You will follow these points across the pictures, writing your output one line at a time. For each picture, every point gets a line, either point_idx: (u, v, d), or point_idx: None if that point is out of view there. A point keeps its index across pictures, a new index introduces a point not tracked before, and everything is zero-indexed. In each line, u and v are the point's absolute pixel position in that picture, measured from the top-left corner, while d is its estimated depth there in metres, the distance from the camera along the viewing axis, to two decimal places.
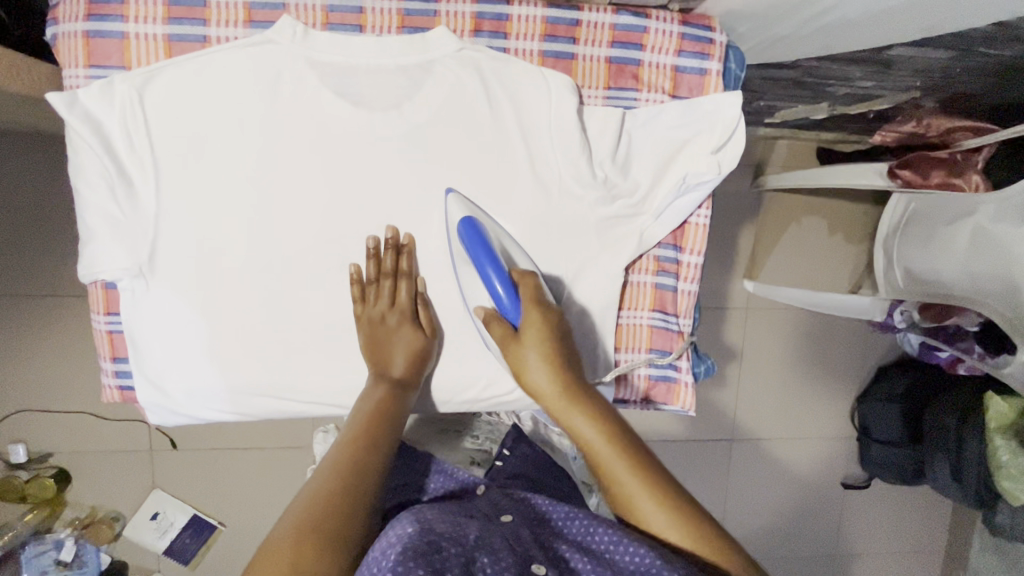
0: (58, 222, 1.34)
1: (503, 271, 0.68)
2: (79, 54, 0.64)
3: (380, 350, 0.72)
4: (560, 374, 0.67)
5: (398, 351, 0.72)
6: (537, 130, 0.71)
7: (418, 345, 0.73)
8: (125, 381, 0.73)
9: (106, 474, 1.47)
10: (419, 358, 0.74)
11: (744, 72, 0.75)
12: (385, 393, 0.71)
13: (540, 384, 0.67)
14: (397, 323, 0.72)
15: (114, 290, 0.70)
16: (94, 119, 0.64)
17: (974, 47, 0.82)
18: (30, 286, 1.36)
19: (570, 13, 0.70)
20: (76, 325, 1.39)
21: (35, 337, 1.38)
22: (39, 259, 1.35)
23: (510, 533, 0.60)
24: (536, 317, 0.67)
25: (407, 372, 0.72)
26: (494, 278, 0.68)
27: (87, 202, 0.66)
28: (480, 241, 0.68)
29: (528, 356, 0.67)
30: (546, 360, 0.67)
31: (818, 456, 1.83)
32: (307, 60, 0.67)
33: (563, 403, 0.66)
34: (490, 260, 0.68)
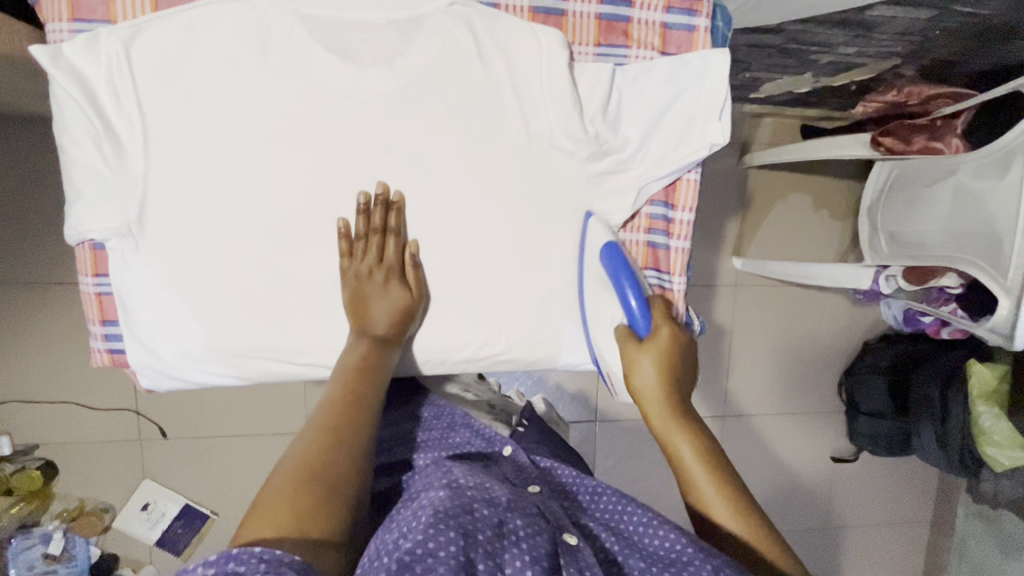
0: (39, 206, 1.31)
1: (638, 288, 0.72)
2: (62, 7, 0.63)
3: (362, 310, 0.72)
4: (669, 385, 0.68)
5: (379, 309, 0.72)
6: (528, 87, 0.72)
7: (403, 304, 0.73)
8: (115, 344, 0.72)
9: (95, 465, 1.45)
10: (402, 316, 0.73)
11: (731, 30, 0.77)
12: (366, 347, 0.71)
13: (644, 386, 0.69)
14: (381, 280, 0.72)
15: (102, 250, 0.69)
16: (79, 74, 0.63)
17: (953, 5, 0.84)
18: (13, 272, 1.33)
19: None
20: (60, 312, 1.36)
21: (18, 325, 1.35)
22: (22, 245, 1.32)
23: (542, 499, 0.65)
24: (666, 333, 0.70)
25: (389, 328, 0.72)
26: (630, 291, 0.72)
27: (74, 159, 0.65)
28: (620, 257, 0.72)
29: (644, 361, 0.69)
30: (659, 369, 0.69)
31: (808, 431, 1.86)
32: (298, 14, 0.66)
33: (665, 417, 0.67)
34: (631, 278, 0.72)
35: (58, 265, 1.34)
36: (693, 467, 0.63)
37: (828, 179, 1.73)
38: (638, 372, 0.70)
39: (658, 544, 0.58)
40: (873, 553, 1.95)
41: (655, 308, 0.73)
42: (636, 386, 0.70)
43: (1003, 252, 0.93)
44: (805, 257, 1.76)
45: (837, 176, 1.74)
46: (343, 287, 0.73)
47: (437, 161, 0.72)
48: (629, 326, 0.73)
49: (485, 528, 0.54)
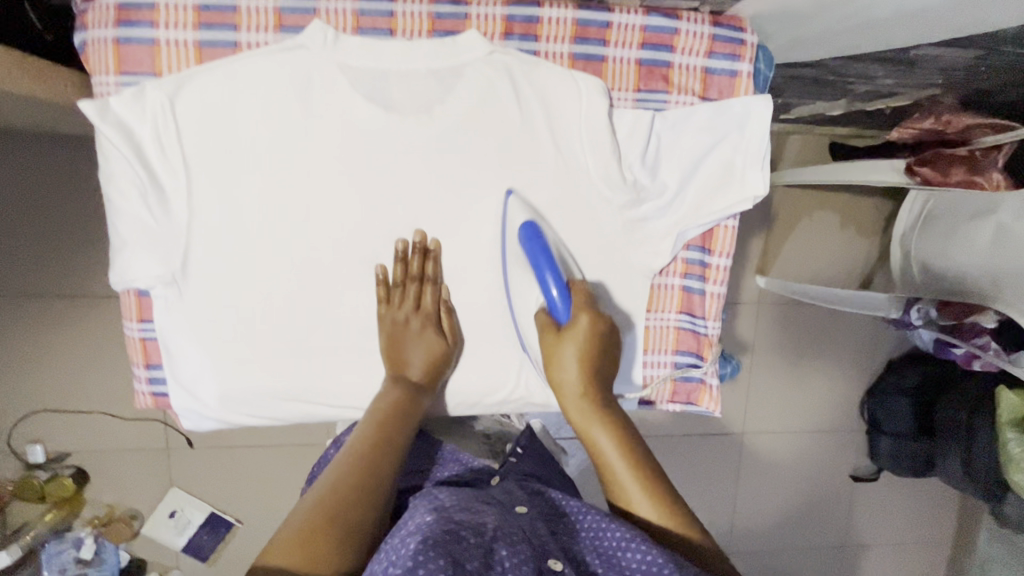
0: (68, 223, 1.33)
1: (561, 277, 0.68)
2: (109, 61, 0.64)
3: (399, 348, 0.73)
4: (590, 381, 0.69)
5: (416, 354, 0.73)
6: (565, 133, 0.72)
7: (437, 351, 0.74)
8: (158, 387, 0.73)
9: (124, 473, 1.48)
10: (433, 359, 0.74)
11: (772, 72, 0.75)
12: (400, 394, 0.71)
13: (565, 381, 0.70)
14: (417, 326, 0.72)
15: (147, 297, 0.70)
16: (125, 126, 0.64)
17: (1001, 45, 0.82)
18: (49, 286, 1.36)
19: (600, 15, 0.69)
20: (90, 326, 1.39)
21: (53, 337, 1.39)
22: (56, 262, 1.35)
23: (528, 522, 0.59)
24: (585, 323, 0.68)
25: (423, 375, 0.73)
26: (550, 280, 0.68)
27: (120, 210, 0.66)
28: (542, 247, 0.68)
29: (565, 353, 0.69)
30: (579, 364, 0.69)
31: (827, 450, 1.84)
32: (338, 64, 0.66)
33: (584, 406, 0.69)
34: (550, 264, 0.68)
35: (87, 281, 1.36)
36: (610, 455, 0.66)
37: (856, 197, 1.70)
38: (559, 367, 0.70)
39: (637, 558, 0.55)
40: (894, 571, 1.93)
41: (577, 293, 0.69)
42: (557, 379, 0.70)
43: None
44: (830, 276, 1.74)
45: (866, 194, 1.70)
46: (380, 325, 0.73)
47: (473, 206, 0.72)
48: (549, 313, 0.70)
49: (470, 555, 0.51)
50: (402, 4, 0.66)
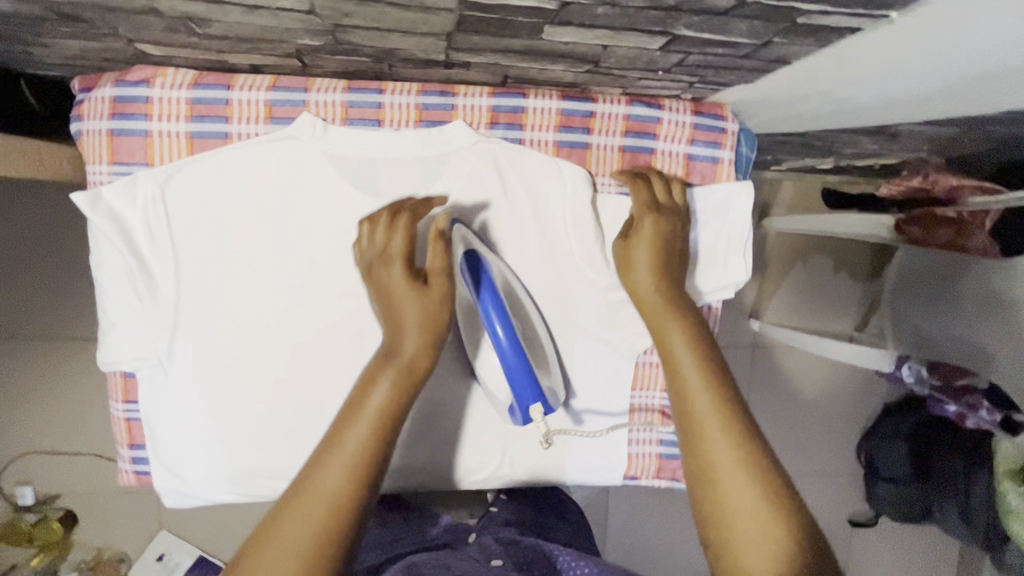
0: (52, 265, 1.30)
1: (506, 313, 0.66)
2: (103, 151, 0.66)
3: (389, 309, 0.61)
4: (662, 283, 0.67)
5: (408, 318, 0.59)
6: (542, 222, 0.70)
7: (422, 301, 0.60)
8: (142, 466, 0.74)
9: (111, 514, 1.45)
10: (432, 317, 0.60)
11: (755, 153, 0.76)
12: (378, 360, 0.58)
13: (641, 287, 0.67)
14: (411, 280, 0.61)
15: (133, 379, 0.71)
16: (116, 215, 0.66)
17: (981, 125, 0.83)
18: (34, 330, 1.33)
19: (584, 104, 0.71)
20: (77, 369, 1.36)
21: (36, 381, 1.36)
22: (39, 307, 1.32)
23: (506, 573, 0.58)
24: (650, 224, 0.68)
25: (411, 344, 0.59)
26: (495, 317, 0.66)
27: (109, 294, 0.68)
28: (487, 280, 0.66)
29: (638, 254, 0.67)
30: (651, 265, 0.67)
31: (826, 494, 1.81)
32: (327, 154, 0.68)
33: (664, 315, 0.65)
34: (495, 301, 0.66)
35: (73, 323, 1.33)
36: (693, 388, 0.60)
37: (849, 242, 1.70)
38: (636, 271, 0.67)
39: None
40: None
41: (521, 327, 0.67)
42: (632, 283, 0.68)
43: None
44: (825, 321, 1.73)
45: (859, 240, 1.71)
46: (371, 287, 0.63)
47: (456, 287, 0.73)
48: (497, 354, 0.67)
49: None
50: (390, 96, 0.68)
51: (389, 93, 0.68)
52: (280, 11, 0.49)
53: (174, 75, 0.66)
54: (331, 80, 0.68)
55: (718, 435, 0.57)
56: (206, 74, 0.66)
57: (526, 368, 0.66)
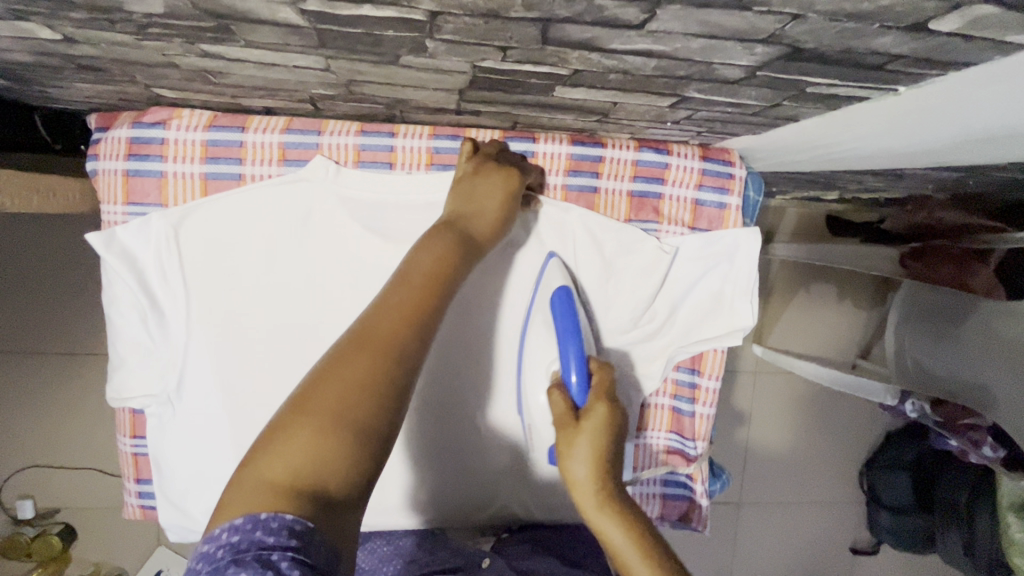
0: (51, 279, 1.27)
1: (582, 355, 0.65)
2: (118, 192, 0.68)
3: (466, 196, 0.62)
4: (604, 474, 0.60)
5: (489, 201, 0.62)
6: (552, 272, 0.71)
7: (509, 188, 0.64)
8: (147, 500, 0.76)
9: (108, 530, 1.40)
10: (504, 219, 0.63)
11: (763, 198, 0.77)
12: (454, 240, 0.57)
13: (578, 477, 0.61)
14: (501, 176, 0.64)
15: (141, 415, 0.73)
16: (129, 255, 0.68)
17: (988, 171, 0.83)
18: (28, 345, 1.29)
19: (593, 149, 0.72)
20: (76, 382, 1.32)
21: (33, 397, 1.32)
22: (33, 323, 1.28)
23: None
24: (602, 412, 0.62)
25: (489, 229, 0.61)
26: (571, 358, 0.65)
27: (120, 331, 0.69)
28: (571, 318, 0.67)
29: (578, 447, 0.61)
30: (591, 462, 0.60)
31: (831, 522, 1.78)
32: (337, 197, 0.69)
33: (595, 501, 0.60)
34: (574, 341, 0.65)
35: (73, 336, 1.30)
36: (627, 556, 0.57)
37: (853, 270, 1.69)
38: (572, 456, 0.61)
39: None
40: None
41: (598, 375, 0.65)
42: (567, 473, 0.61)
43: None
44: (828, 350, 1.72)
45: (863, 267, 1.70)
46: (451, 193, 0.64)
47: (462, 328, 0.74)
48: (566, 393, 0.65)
49: None
50: (402, 139, 0.69)
51: (401, 137, 0.69)
52: (296, 68, 0.50)
53: (189, 116, 0.67)
54: (344, 123, 0.69)
55: None
56: (220, 116, 0.67)
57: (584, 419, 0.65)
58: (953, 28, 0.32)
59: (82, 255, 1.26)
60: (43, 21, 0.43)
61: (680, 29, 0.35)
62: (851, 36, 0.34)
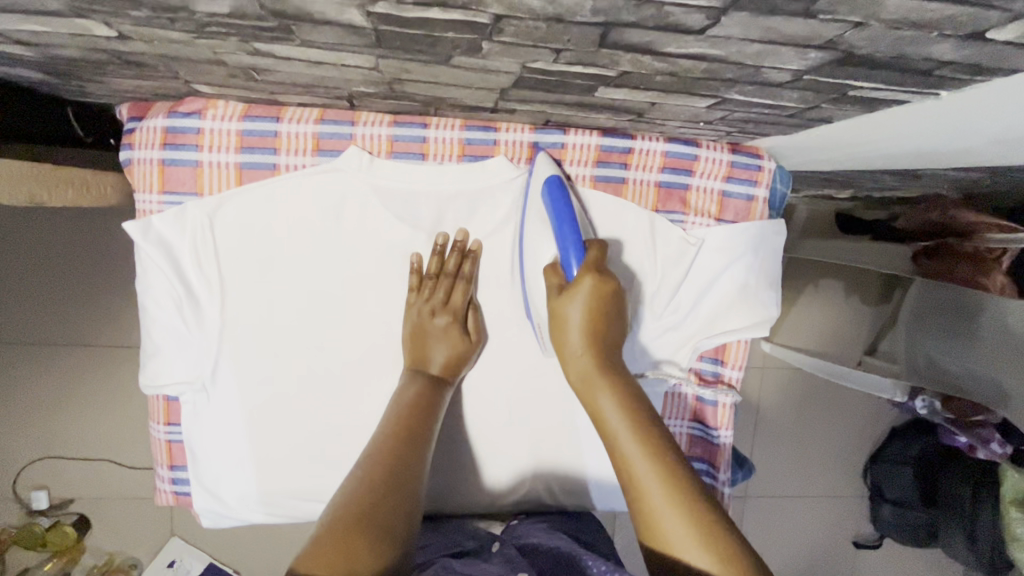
0: (69, 272, 1.27)
1: (579, 238, 0.66)
2: (153, 181, 0.69)
3: (418, 347, 0.72)
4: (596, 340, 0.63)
5: (438, 351, 0.72)
6: (533, 230, 0.70)
7: (459, 349, 0.73)
8: (180, 486, 0.78)
9: (124, 519, 1.40)
10: (455, 357, 0.73)
11: (790, 189, 0.78)
12: (421, 386, 0.70)
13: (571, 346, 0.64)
14: (444, 323, 0.72)
15: (175, 402, 0.75)
16: (165, 243, 0.69)
17: (1007, 173, 0.84)
18: (48, 337, 1.30)
19: (623, 141, 0.73)
20: (92, 373, 1.33)
21: (50, 388, 1.33)
22: (52, 315, 1.29)
23: None
24: (591, 281, 0.63)
25: (444, 370, 0.72)
26: (568, 241, 0.66)
27: (156, 318, 0.71)
28: (563, 203, 0.67)
29: (573, 312, 0.63)
30: (584, 325, 0.63)
31: (833, 515, 1.81)
32: (372, 187, 0.71)
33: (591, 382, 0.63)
34: (569, 221, 0.66)
35: (91, 327, 1.30)
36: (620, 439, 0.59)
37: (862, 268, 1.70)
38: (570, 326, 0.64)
39: None
40: None
41: (594, 251, 0.66)
42: (564, 342, 0.64)
43: None
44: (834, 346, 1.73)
45: None
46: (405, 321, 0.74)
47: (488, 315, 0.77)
48: (559, 267, 0.67)
49: None
50: (435, 130, 0.70)
51: (433, 128, 0.70)
52: (344, 66, 0.51)
53: (225, 107, 0.68)
54: (377, 115, 0.70)
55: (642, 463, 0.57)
56: (255, 107, 0.69)
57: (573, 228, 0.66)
58: (1011, 36, 0.33)
59: (101, 248, 1.27)
60: (101, 19, 0.44)
61: (740, 34, 0.36)
62: (906, 43, 0.36)
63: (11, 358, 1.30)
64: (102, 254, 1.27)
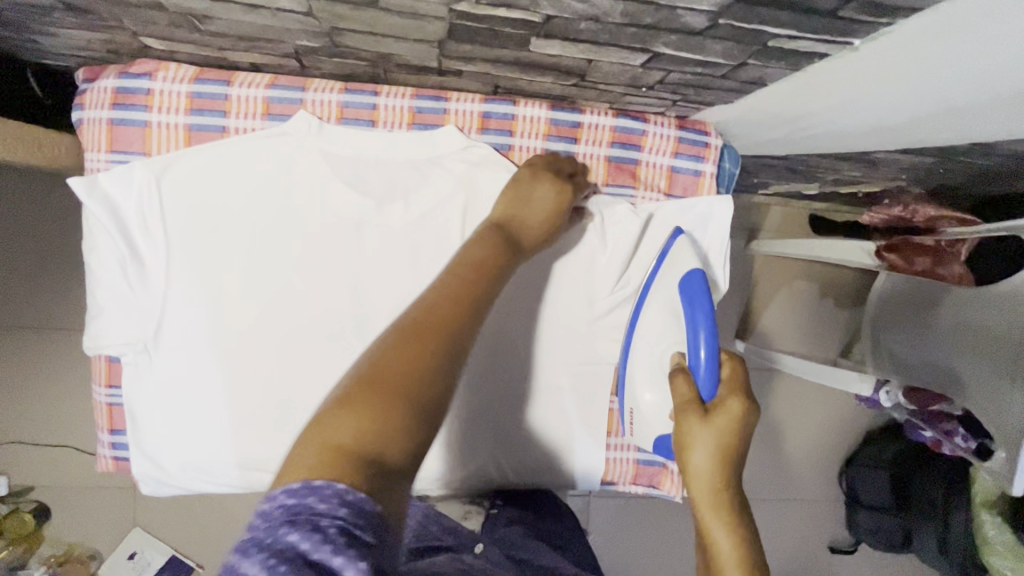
0: (41, 255, 1.27)
1: (716, 343, 0.64)
2: (102, 140, 0.69)
3: (520, 203, 0.66)
4: (726, 474, 0.57)
5: (540, 202, 0.66)
6: (661, 319, 0.71)
7: (564, 201, 0.67)
8: (121, 452, 0.77)
9: (87, 509, 1.37)
10: (557, 218, 0.67)
11: (739, 168, 0.79)
12: (498, 246, 0.60)
13: (696, 472, 0.58)
14: (556, 186, 0.67)
15: (116, 364, 0.74)
16: (111, 201, 0.69)
17: (956, 156, 0.85)
18: (16, 320, 1.29)
19: (572, 114, 0.74)
20: (56, 355, 1.31)
21: (16, 371, 1.31)
22: (21, 297, 1.28)
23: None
24: (736, 406, 0.59)
25: (543, 225, 0.66)
26: (701, 341, 0.64)
27: (100, 277, 0.70)
28: (703, 300, 0.66)
29: (703, 440, 0.58)
30: (715, 453, 0.57)
31: (809, 519, 1.79)
32: (321, 152, 0.71)
33: (709, 508, 0.56)
34: (708, 326, 0.64)
35: (61, 311, 1.30)
36: None
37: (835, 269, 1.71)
38: (699, 449, 0.58)
39: None
40: None
41: (729, 364, 0.63)
42: (687, 464, 0.58)
43: (1008, 394, 0.91)
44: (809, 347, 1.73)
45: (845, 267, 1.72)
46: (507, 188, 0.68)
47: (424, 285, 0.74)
48: (689, 372, 0.64)
49: None
50: (385, 98, 0.71)
51: (383, 96, 0.71)
52: (279, 11, 0.52)
53: (175, 69, 0.68)
54: (328, 81, 0.71)
55: None
56: (206, 70, 0.69)
57: (712, 328, 0.64)
58: None
59: (72, 231, 1.27)
60: None
61: None
62: None
63: None
64: (73, 236, 1.27)
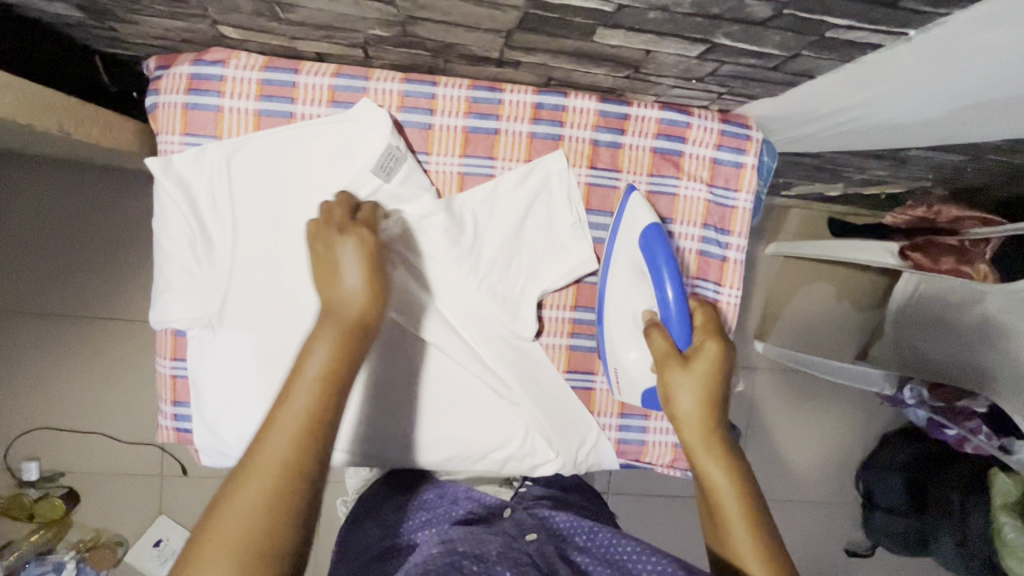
0: (79, 242, 1.30)
1: (678, 283, 0.70)
2: (176, 123, 0.73)
3: (325, 271, 0.60)
4: (710, 412, 0.65)
5: (345, 269, 0.59)
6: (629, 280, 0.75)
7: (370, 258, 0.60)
8: (182, 423, 0.80)
9: (115, 496, 1.38)
10: (374, 289, 0.59)
11: (776, 162, 0.83)
12: (329, 331, 0.55)
13: (685, 415, 0.65)
14: (350, 242, 0.60)
15: (182, 337, 0.78)
16: (184, 180, 0.73)
17: (986, 154, 0.88)
18: (53, 306, 1.31)
19: (620, 107, 0.77)
20: (91, 342, 1.33)
21: (51, 357, 1.33)
22: (59, 284, 1.31)
23: (535, 547, 0.59)
24: (712, 348, 0.66)
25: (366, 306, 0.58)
26: (666, 282, 0.70)
27: (170, 254, 0.74)
28: (661, 247, 0.72)
29: (687, 386, 0.65)
30: (698, 396, 0.65)
31: (827, 521, 1.79)
32: (380, 135, 0.73)
33: (699, 445, 0.64)
34: (670, 269, 0.71)
35: (97, 298, 1.32)
36: (725, 500, 0.62)
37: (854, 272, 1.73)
38: (683, 395, 0.65)
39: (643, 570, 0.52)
40: None
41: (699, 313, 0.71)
42: (676, 411, 0.66)
43: None
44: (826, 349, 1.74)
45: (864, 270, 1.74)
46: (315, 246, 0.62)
47: (476, 269, 0.77)
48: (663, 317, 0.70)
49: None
50: (443, 88, 0.74)
51: (442, 86, 0.74)
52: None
53: (247, 58, 0.72)
54: (390, 72, 0.74)
55: (741, 525, 0.60)
56: (276, 59, 0.73)
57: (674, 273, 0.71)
58: None
59: (111, 220, 1.30)
60: None
61: None
62: None
63: (15, 325, 1.31)
64: (113, 225, 1.30)
